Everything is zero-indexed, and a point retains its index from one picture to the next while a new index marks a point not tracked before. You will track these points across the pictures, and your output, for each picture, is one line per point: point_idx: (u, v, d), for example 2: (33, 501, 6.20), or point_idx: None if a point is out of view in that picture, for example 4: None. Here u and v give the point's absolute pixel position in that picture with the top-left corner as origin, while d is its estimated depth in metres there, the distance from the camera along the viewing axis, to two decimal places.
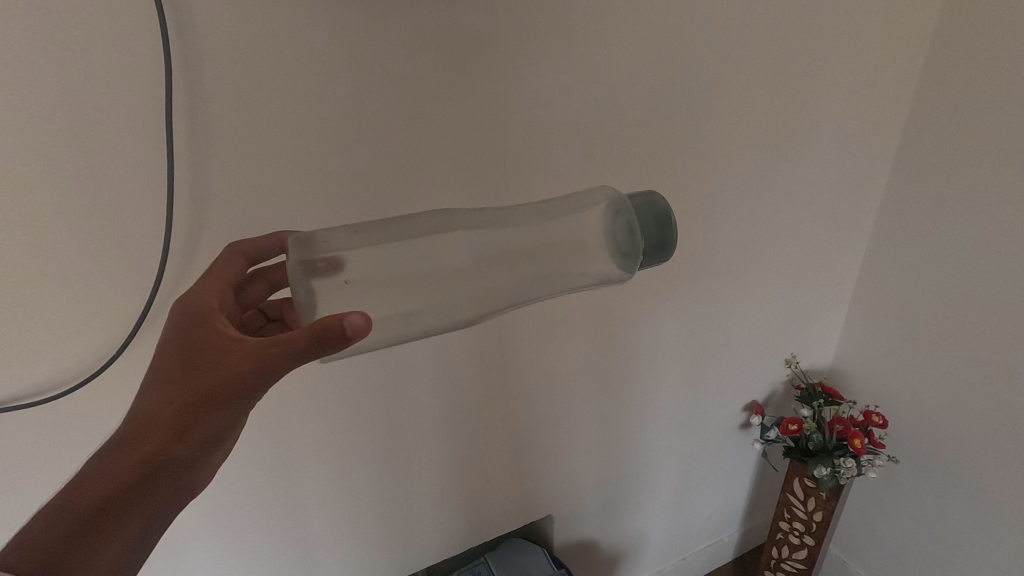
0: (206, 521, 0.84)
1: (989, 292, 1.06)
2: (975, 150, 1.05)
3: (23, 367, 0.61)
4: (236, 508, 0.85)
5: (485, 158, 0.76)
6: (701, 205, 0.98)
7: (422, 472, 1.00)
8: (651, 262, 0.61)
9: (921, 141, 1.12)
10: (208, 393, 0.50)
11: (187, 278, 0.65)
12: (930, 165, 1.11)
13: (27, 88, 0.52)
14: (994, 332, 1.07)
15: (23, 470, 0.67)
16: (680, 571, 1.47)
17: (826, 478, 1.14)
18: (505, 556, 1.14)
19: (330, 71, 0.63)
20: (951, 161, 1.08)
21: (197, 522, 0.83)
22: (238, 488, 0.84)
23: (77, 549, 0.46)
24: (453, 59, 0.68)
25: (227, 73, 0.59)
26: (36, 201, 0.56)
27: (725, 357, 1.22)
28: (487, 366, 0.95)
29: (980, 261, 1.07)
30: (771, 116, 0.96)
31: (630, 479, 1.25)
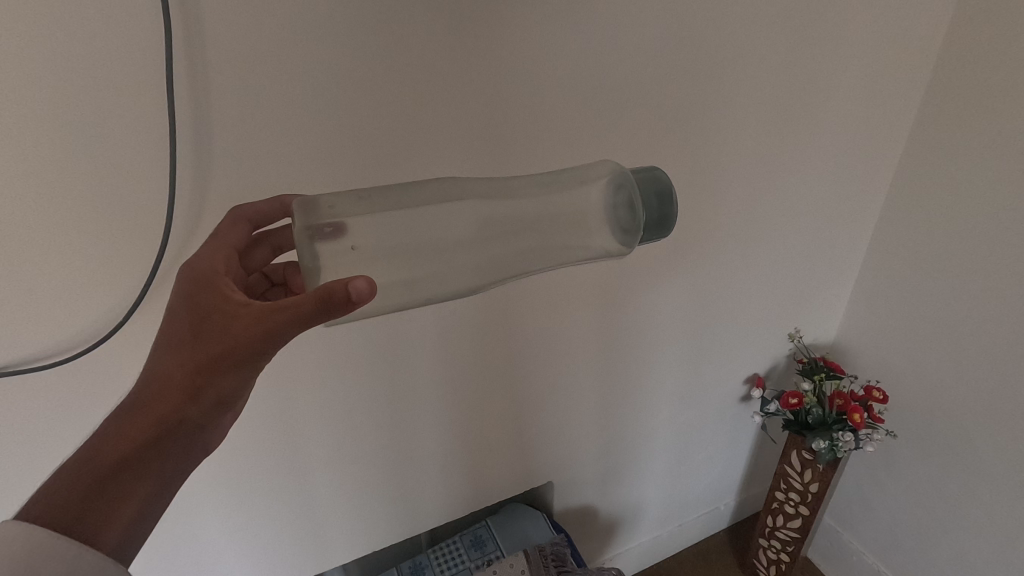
0: (215, 484, 0.87)
1: (998, 269, 1.05)
2: (992, 121, 1.01)
3: (32, 330, 0.62)
4: (243, 472, 0.88)
5: (492, 126, 0.74)
6: (710, 178, 0.97)
7: (426, 439, 1.02)
8: (650, 237, 0.61)
9: (939, 113, 1.09)
10: (218, 356, 0.50)
11: (192, 246, 0.65)
12: (945, 138, 1.09)
13: (25, 45, 0.51)
14: (1000, 310, 1.06)
15: (35, 429, 0.68)
16: (677, 537, 1.51)
17: (823, 451, 1.16)
18: (507, 521, 1.16)
19: (334, 33, 0.61)
20: (967, 133, 1.05)
21: (207, 485, 0.86)
22: (245, 452, 0.86)
23: (96, 505, 0.48)
24: (460, 21, 0.66)
25: (228, 33, 0.57)
26: (38, 163, 0.56)
27: (728, 330, 1.23)
28: (490, 337, 0.96)
29: (991, 237, 1.05)
30: (784, 85, 0.94)
31: (630, 449, 1.27)
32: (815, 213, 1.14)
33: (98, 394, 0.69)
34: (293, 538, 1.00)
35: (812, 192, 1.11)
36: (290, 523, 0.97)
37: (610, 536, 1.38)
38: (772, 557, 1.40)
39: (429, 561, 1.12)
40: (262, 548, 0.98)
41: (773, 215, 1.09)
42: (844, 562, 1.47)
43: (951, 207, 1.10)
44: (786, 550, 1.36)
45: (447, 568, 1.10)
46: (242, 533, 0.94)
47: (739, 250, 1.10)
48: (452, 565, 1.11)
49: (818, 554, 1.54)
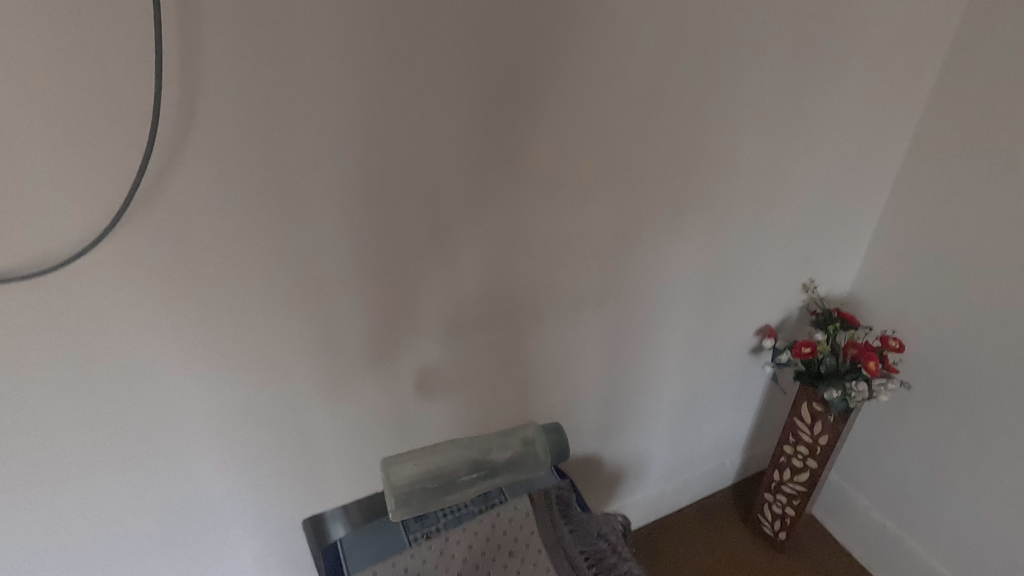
0: (206, 425, 0.87)
1: (1013, 203, 1.02)
2: (1012, 52, 0.98)
3: (32, 226, 0.64)
4: (234, 415, 0.88)
5: (491, 35, 0.74)
6: (720, 108, 0.96)
7: (431, 376, 1.00)
8: None
9: (955, 51, 1.07)
10: None
11: (186, 146, 0.66)
12: (961, 75, 1.07)
13: None
14: (1013, 246, 1.03)
15: (33, 334, 0.70)
16: (682, 491, 1.50)
17: (836, 402, 1.13)
18: (511, 468, 1.13)
19: None
20: (982, 68, 1.03)
21: (197, 424, 0.86)
22: (233, 391, 0.86)
23: None
24: None
25: None
26: (30, 54, 0.57)
27: (742, 278, 1.20)
28: (496, 269, 0.94)
29: (1007, 170, 1.02)
30: (797, 13, 0.92)
31: (638, 398, 1.25)
32: (833, 153, 1.12)
33: (91, 299, 0.71)
34: (296, 473, 0.99)
35: (830, 130, 1.09)
36: (281, 467, 0.96)
37: (615, 487, 1.37)
38: (777, 512, 1.39)
39: None
40: (266, 483, 0.97)
41: (793, 151, 1.08)
42: (851, 519, 1.45)
43: (969, 144, 1.08)
44: (792, 504, 1.35)
45: None
46: (246, 462, 0.93)
47: (756, 189, 1.08)
48: None
49: (825, 513, 1.52)
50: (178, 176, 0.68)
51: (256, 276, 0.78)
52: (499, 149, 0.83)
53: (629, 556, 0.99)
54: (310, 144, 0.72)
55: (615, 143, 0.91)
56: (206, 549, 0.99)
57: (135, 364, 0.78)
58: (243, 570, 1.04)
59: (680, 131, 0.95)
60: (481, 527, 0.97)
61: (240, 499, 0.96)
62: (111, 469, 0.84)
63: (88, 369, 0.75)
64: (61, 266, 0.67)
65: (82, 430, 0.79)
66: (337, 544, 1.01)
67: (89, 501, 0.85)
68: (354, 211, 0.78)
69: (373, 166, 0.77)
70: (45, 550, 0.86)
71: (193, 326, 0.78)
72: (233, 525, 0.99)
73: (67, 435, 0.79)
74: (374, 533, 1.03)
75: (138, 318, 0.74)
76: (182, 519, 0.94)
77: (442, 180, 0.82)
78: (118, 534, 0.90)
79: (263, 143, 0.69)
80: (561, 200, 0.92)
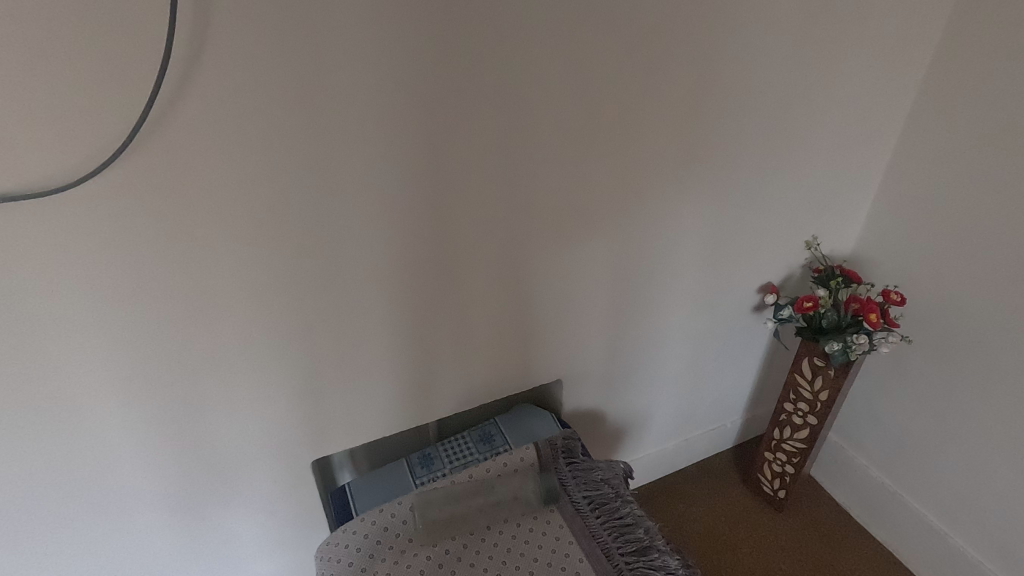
0: (118, 373, 0.82)
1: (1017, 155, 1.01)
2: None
3: (42, 150, 0.64)
4: (150, 362, 0.83)
5: None
6: (725, 54, 0.95)
7: (435, 324, 1.01)
8: None
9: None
10: None
11: (196, 72, 0.67)
12: (968, 25, 1.05)
13: None
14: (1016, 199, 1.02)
15: (39, 261, 0.70)
16: (682, 450, 1.53)
17: (837, 354, 1.16)
18: (516, 419, 1.16)
19: None
20: (989, 16, 1.02)
21: (107, 373, 0.81)
22: (147, 335, 0.80)
23: None
24: None
25: None
26: None
27: (746, 234, 1.20)
28: (501, 213, 0.94)
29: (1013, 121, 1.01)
30: None
31: (641, 353, 1.27)
32: (840, 104, 1.11)
33: (98, 228, 0.71)
34: (304, 418, 1.00)
35: (837, 79, 1.08)
36: (211, 416, 0.92)
37: (617, 442, 1.40)
38: (777, 471, 1.41)
39: (438, 453, 1.11)
40: (275, 426, 0.98)
41: (799, 98, 1.06)
42: (848, 478, 1.48)
43: (972, 96, 1.06)
44: (791, 462, 1.37)
45: (456, 460, 1.09)
46: (256, 404, 0.94)
47: (761, 138, 1.07)
48: (461, 458, 1.10)
49: (823, 473, 1.55)
50: (186, 103, 0.68)
51: (263, 211, 0.78)
52: (505, 86, 0.82)
53: (632, 499, 1.01)
54: (316, 72, 0.71)
55: (622, 82, 0.90)
56: (216, 492, 1.00)
57: (140, 300, 0.78)
58: (252, 514, 1.06)
59: (687, 72, 0.94)
60: (489, 468, 1.01)
61: (177, 451, 0.93)
62: (114, 408, 0.85)
63: (96, 305, 0.75)
64: (65, 189, 0.67)
65: (86, 368, 0.80)
66: (346, 487, 1.05)
67: (91, 437, 0.85)
68: (361, 146, 0.78)
69: (381, 98, 0.76)
70: (48, 488, 0.86)
71: (199, 262, 0.78)
72: (244, 469, 1.00)
73: (72, 370, 0.79)
74: (382, 477, 1.07)
75: (145, 250, 0.74)
76: (189, 461, 0.95)
77: (448, 116, 0.81)
78: (123, 473, 0.91)
79: (273, 72, 0.69)
80: (567, 141, 0.91)
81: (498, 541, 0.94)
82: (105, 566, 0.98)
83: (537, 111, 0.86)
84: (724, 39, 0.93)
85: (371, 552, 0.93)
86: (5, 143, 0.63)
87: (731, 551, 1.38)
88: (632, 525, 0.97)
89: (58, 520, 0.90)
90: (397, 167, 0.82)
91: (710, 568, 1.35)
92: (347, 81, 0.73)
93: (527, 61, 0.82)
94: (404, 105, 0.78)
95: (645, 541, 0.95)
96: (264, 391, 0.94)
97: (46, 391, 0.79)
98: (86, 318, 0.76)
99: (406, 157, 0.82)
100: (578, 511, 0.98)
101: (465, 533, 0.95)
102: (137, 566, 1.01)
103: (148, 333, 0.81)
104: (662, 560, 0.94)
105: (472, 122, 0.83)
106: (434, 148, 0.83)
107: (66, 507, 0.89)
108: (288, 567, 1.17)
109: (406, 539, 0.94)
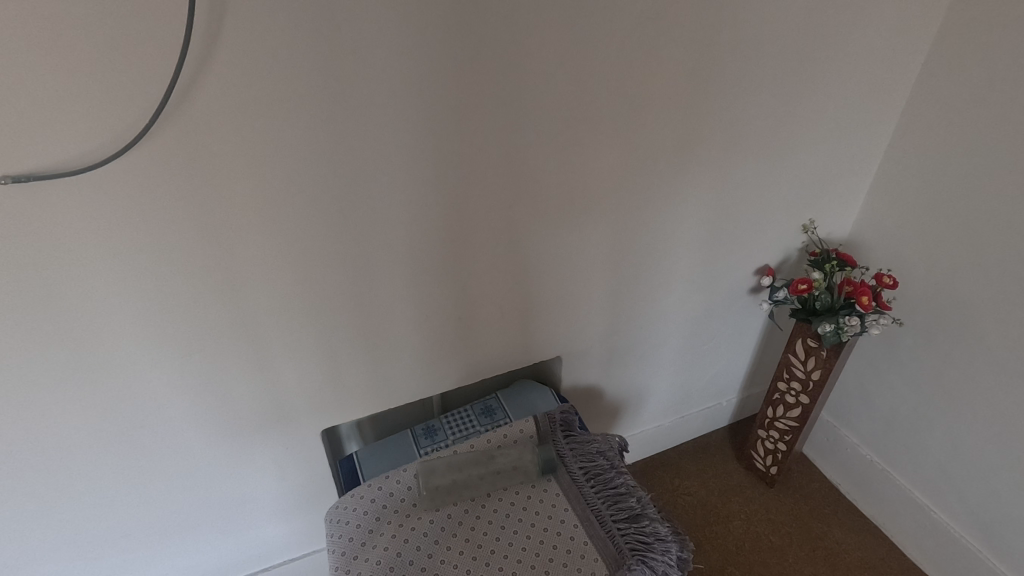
0: (157, 334, 0.87)
1: (1009, 143, 1.03)
2: None
3: (67, 133, 0.68)
4: (183, 329, 0.88)
5: None
6: (724, 42, 0.96)
7: (439, 302, 1.05)
8: None
9: None
10: None
11: (212, 61, 0.70)
12: (968, 13, 1.06)
13: None
14: (1007, 187, 1.04)
15: (68, 237, 0.74)
16: (679, 427, 1.58)
17: (829, 335, 1.19)
18: (517, 394, 1.21)
19: None
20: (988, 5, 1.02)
21: (145, 335, 0.86)
22: (177, 302, 0.85)
23: None
24: None
25: None
26: None
27: (746, 217, 1.22)
28: (504, 194, 0.97)
29: (1006, 111, 1.02)
30: None
31: (639, 331, 1.31)
32: (840, 89, 1.13)
33: (122, 207, 0.75)
34: (313, 390, 1.05)
35: (837, 67, 1.09)
36: (230, 387, 0.97)
37: (614, 417, 1.45)
38: (769, 448, 1.46)
39: (442, 425, 1.16)
40: (286, 397, 1.03)
41: (799, 83, 1.08)
42: (839, 455, 1.53)
43: (968, 85, 1.08)
44: (783, 440, 1.41)
45: (458, 432, 1.15)
46: (271, 375, 0.99)
47: (760, 122, 1.09)
48: (463, 430, 1.15)
49: (814, 451, 1.60)
50: (204, 86, 0.71)
51: (276, 191, 0.81)
52: (509, 73, 0.85)
53: (626, 471, 1.07)
54: (328, 57, 0.74)
55: (624, 67, 0.92)
56: (230, 459, 1.05)
57: (161, 275, 0.82)
58: (267, 481, 1.12)
59: (688, 57, 0.95)
60: (489, 439, 1.07)
61: (201, 416, 0.98)
62: (147, 372, 0.90)
63: (128, 273, 0.80)
64: (92, 169, 0.71)
65: (126, 329, 0.84)
66: (354, 456, 1.11)
67: (116, 404, 0.90)
68: (370, 129, 0.81)
69: (390, 83, 0.79)
70: (82, 447, 0.92)
71: (216, 238, 0.82)
72: (257, 438, 1.05)
73: (114, 329, 0.84)
74: (388, 447, 1.13)
75: (165, 227, 0.78)
76: (205, 429, 0.99)
77: (454, 101, 0.84)
78: (152, 435, 0.96)
79: (286, 57, 0.72)
80: (569, 125, 0.94)
81: (498, 507, 0.99)
82: (127, 526, 1.04)
83: (540, 95, 0.89)
84: (725, 24, 0.94)
85: (377, 516, 0.98)
86: (33, 125, 0.66)
87: (722, 523, 1.44)
88: (625, 494, 1.02)
89: (91, 476, 0.95)
90: (404, 150, 0.85)
91: (701, 538, 1.40)
92: (357, 66, 0.76)
93: (530, 47, 0.84)
94: (411, 89, 0.80)
95: (637, 509, 1.00)
96: (279, 367, 0.99)
97: (74, 359, 0.84)
98: (110, 292, 0.80)
99: (413, 140, 0.85)
100: (574, 481, 1.03)
101: (466, 499, 1.00)
102: (156, 527, 1.07)
103: (168, 307, 0.85)
104: (653, 527, 0.97)
105: (476, 106, 0.86)
106: (440, 131, 0.86)
107: (92, 470, 0.94)
108: (297, 531, 1.24)
109: (411, 504, 0.99)
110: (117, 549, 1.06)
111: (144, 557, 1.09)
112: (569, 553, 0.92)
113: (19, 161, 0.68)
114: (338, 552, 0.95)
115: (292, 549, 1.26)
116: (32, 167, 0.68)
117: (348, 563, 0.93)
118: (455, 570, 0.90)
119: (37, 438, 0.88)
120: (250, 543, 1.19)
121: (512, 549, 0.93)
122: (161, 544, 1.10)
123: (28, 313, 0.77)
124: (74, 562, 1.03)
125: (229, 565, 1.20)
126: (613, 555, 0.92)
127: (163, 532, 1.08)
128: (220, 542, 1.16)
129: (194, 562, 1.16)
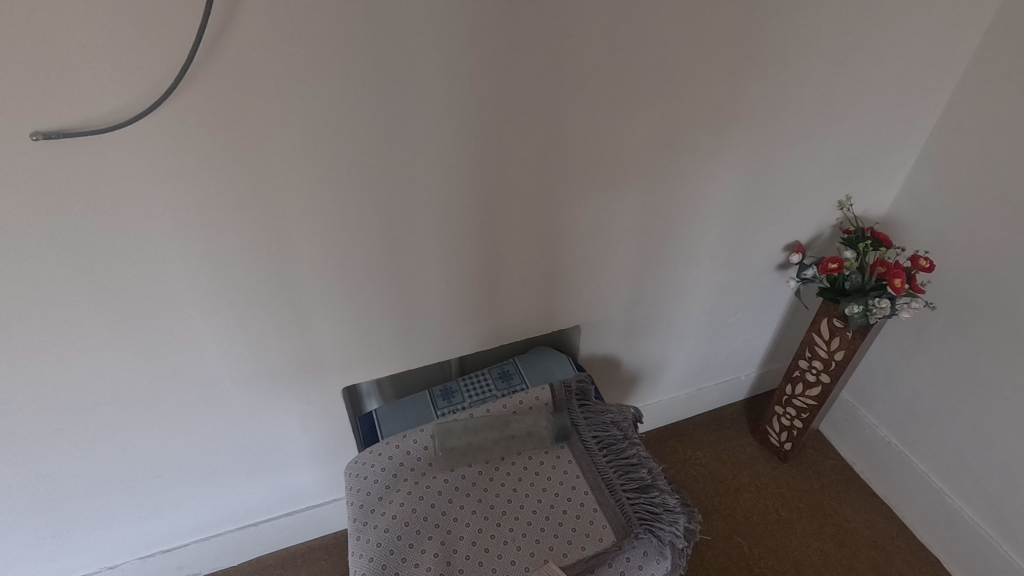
0: (198, 285, 0.89)
1: None
2: None
3: (89, 91, 0.68)
4: (219, 284, 0.90)
5: None
6: (761, 14, 0.91)
7: (459, 270, 1.05)
8: None
9: None
10: None
11: (233, 26, 0.69)
12: None
13: None
14: None
15: (103, 194, 0.76)
16: (696, 398, 1.59)
17: (856, 316, 1.16)
18: (535, 360, 1.22)
19: None
20: None
21: (188, 286, 0.89)
22: (211, 257, 0.87)
23: None
24: None
25: None
26: None
27: (779, 193, 1.19)
28: (527, 166, 0.95)
29: None
30: None
31: (661, 305, 1.30)
32: (888, 64, 1.06)
33: (145, 162, 0.75)
34: (336, 350, 1.07)
35: (886, 42, 1.03)
36: (256, 341, 0.99)
37: (632, 386, 1.46)
38: (784, 424, 1.46)
39: (459, 388, 1.19)
40: (310, 353, 1.06)
41: (842, 59, 1.02)
42: (856, 434, 1.52)
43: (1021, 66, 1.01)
44: (800, 417, 1.41)
45: (475, 396, 1.17)
46: (297, 334, 1.02)
47: (800, 93, 1.04)
48: (480, 394, 1.18)
49: (832, 428, 1.60)
50: (226, 48, 0.70)
51: (299, 156, 0.81)
52: (532, 44, 0.82)
53: (639, 442, 1.08)
54: (349, 24, 0.72)
55: (656, 37, 0.87)
56: (261, 411, 1.10)
57: (187, 234, 0.83)
58: (294, 432, 1.17)
59: (725, 26, 0.90)
60: (505, 405, 1.09)
61: (238, 367, 1.02)
62: (186, 324, 0.93)
63: (168, 228, 0.82)
64: (120, 126, 0.71)
65: (170, 280, 0.87)
66: (373, 414, 1.15)
67: (149, 353, 0.94)
68: (391, 99, 0.80)
69: (412, 53, 0.77)
70: (126, 392, 0.97)
71: (242, 200, 0.83)
72: (283, 392, 1.09)
73: (159, 279, 0.86)
74: (406, 407, 1.16)
75: (191, 187, 0.79)
76: (236, 382, 1.04)
77: (476, 72, 0.82)
78: (194, 383, 1.01)
79: (308, 24, 0.71)
80: (596, 93, 0.90)
81: (510, 470, 1.01)
82: (161, 467, 1.10)
83: (567, 63, 0.86)
84: None
85: (394, 473, 1.02)
86: (57, 84, 0.66)
87: (732, 495, 1.46)
88: (637, 464, 1.03)
89: (134, 418, 1.00)
90: (426, 120, 0.84)
91: (710, 508, 1.43)
92: (380, 31, 0.74)
93: (558, 12, 0.80)
94: (433, 60, 0.78)
95: (647, 480, 1.01)
96: (302, 326, 1.01)
97: (102, 306, 0.86)
98: (139, 246, 0.82)
99: (435, 111, 0.83)
100: (587, 449, 1.05)
101: (481, 461, 1.02)
102: (189, 469, 1.12)
103: (196, 264, 0.87)
104: (662, 498, 0.98)
105: (501, 76, 0.83)
106: (464, 101, 0.84)
107: (125, 413, 0.99)
108: (323, 479, 1.29)
109: (426, 463, 1.02)
110: (153, 488, 1.12)
111: (181, 497, 1.16)
112: (578, 519, 0.95)
113: (45, 119, 0.68)
114: (356, 504, 1.00)
115: (317, 496, 1.32)
116: (62, 124, 0.69)
117: (365, 515, 0.97)
118: (467, 528, 0.94)
119: (79, 383, 0.92)
120: (278, 488, 1.25)
121: (522, 512, 0.96)
122: (194, 486, 1.16)
123: (75, 265, 0.81)
124: (112, 498, 1.10)
125: (258, 508, 1.27)
126: (621, 524, 0.94)
127: (195, 475, 1.14)
128: (249, 486, 1.22)
129: (225, 504, 1.22)
